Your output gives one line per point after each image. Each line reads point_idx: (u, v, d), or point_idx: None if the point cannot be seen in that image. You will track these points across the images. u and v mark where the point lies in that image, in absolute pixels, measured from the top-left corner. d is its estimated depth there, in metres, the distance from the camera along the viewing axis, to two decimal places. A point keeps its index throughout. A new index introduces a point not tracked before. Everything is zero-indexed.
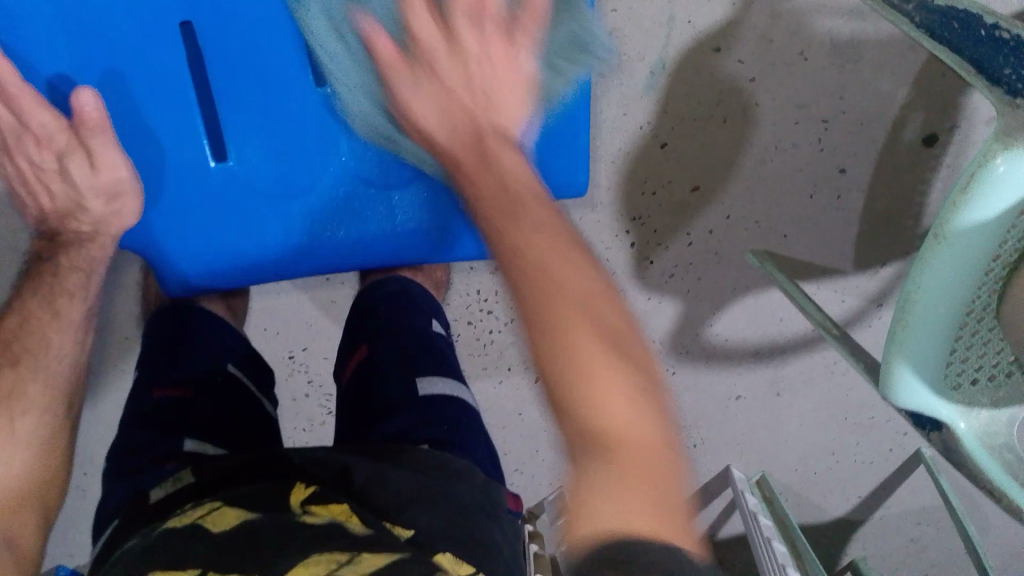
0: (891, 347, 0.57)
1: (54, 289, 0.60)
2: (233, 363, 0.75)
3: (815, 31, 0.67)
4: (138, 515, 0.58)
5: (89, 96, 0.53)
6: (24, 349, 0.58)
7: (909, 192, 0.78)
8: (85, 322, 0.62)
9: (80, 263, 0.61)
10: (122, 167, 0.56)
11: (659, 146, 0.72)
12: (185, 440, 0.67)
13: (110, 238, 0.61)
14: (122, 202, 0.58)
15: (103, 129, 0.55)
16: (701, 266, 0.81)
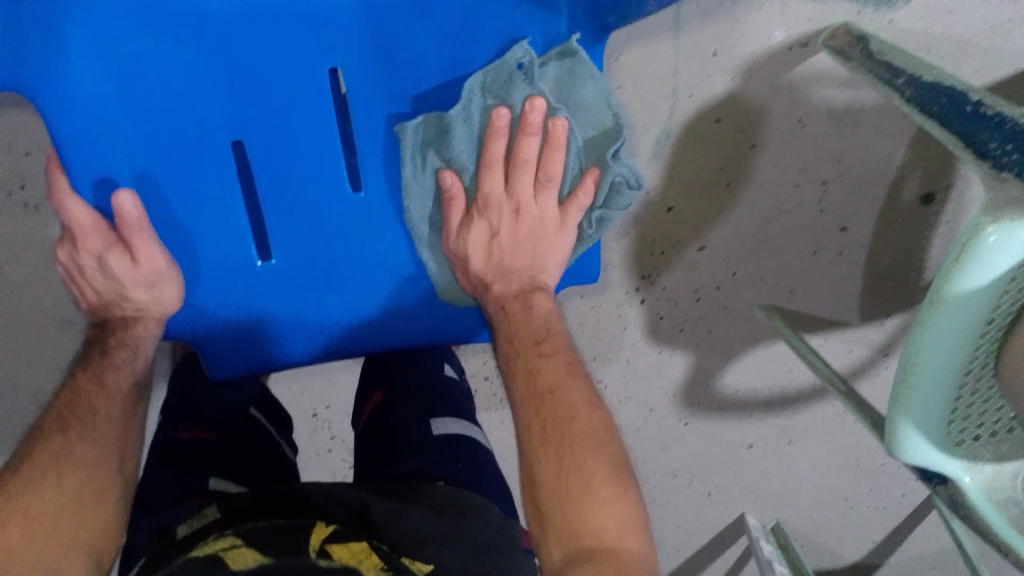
0: (895, 405, 0.60)
1: (102, 364, 0.65)
2: (255, 406, 0.81)
3: (812, 101, 0.70)
4: (161, 549, 0.60)
5: (129, 196, 0.56)
6: (76, 415, 0.61)
7: (912, 248, 0.80)
8: (131, 393, 0.66)
9: (126, 340, 0.66)
10: (161, 257, 0.60)
11: (665, 209, 0.75)
12: (210, 477, 0.70)
13: (155, 320, 0.65)
14: (160, 288, 0.62)
15: (140, 226, 0.58)
16: (712, 321, 0.84)
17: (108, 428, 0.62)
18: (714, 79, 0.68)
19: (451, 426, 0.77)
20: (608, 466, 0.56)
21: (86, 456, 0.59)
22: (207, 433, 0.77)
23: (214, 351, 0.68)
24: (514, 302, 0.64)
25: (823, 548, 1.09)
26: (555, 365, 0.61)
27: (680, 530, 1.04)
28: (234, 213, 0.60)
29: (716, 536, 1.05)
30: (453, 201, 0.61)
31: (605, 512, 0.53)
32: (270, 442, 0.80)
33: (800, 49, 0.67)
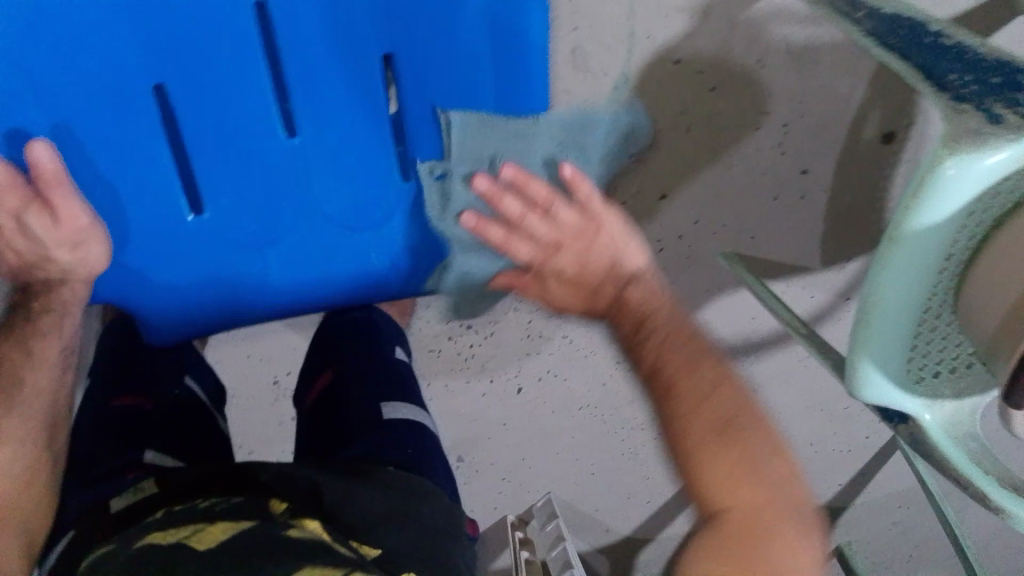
0: (854, 346, 0.59)
1: (28, 331, 0.65)
2: (191, 376, 0.79)
3: (770, 39, 0.68)
4: (98, 527, 0.59)
5: (43, 149, 0.53)
6: (3, 385, 0.63)
7: (872, 189, 0.80)
8: (56, 367, 0.67)
9: (52, 305, 0.65)
10: (83, 214, 0.58)
11: (626, 156, 0.73)
12: (146, 451, 0.72)
13: (81, 283, 0.63)
14: (87, 248, 0.60)
15: (59, 180, 0.55)
16: (675, 271, 0.83)
17: (38, 400, 0.65)
18: (671, 17, 0.66)
19: (401, 410, 0.75)
20: (708, 433, 0.71)
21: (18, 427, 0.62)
22: (145, 403, 0.77)
23: (144, 310, 0.66)
24: (619, 311, 0.79)
25: None
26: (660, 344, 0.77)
27: (649, 481, 1.04)
28: (159, 165, 0.57)
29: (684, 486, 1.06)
30: (524, 221, 0.65)
31: (722, 460, 0.70)
32: (211, 415, 0.80)
33: None
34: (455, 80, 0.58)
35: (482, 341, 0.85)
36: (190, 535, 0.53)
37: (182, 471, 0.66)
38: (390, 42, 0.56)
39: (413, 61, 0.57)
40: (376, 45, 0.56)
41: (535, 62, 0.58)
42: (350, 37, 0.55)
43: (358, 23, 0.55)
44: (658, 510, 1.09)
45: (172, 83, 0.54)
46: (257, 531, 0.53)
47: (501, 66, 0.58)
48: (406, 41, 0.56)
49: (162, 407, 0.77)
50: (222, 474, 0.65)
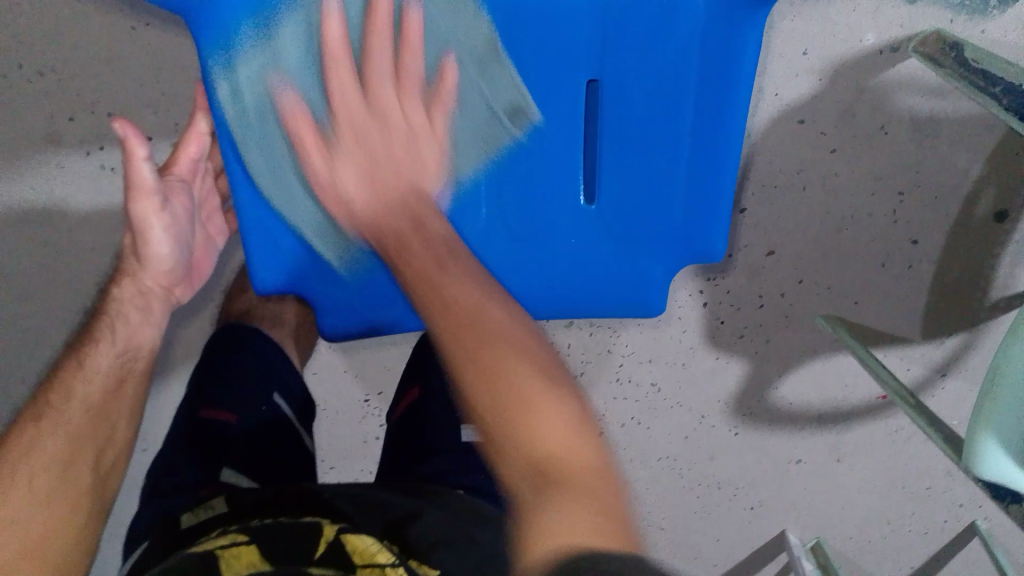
0: (976, 418, 0.59)
1: (87, 338, 0.65)
2: (278, 394, 0.80)
3: (895, 107, 0.69)
4: (166, 539, 0.62)
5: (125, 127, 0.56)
6: (49, 404, 0.62)
7: (979, 264, 0.79)
8: (115, 369, 0.65)
9: (110, 309, 0.66)
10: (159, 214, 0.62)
11: (738, 211, 0.74)
12: (222, 469, 0.72)
13: (137, 283, 0.66)
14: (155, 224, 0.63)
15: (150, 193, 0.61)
16: (771, 329, 0.82)
17: (84, 416, 0.62)
18: (801, 78, 0.67)
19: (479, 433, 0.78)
20: (530, 368, 0.48)
21: (76, 425, 0.61)
22: (229, 416, 0.78)
23: (325, 298, 0.64)
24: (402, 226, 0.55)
25: (860, 570, 1.06)
26: (422, 253, 0.54)
27: (718, 543, 1.02)
28: None
29: (750, 554, 1.03)
30: (307, 144, 0.55)
31: (553, 412, 0.47)
32: (298, 437, 0.80)
33: (890, 54, 0.67)
34: (656, 97, 0.57)
35: (571, 380, 0.86)
36: (220, 565, 0.52)
37: (251, 490, 0.67)
38: (599, 66, 0.56)
39: (617, 87, 0.57)
40: (581, 73, 0.56)
41: (739, 83, 0.56)
42: (557, 62, 0.56)
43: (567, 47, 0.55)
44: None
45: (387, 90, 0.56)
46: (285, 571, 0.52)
47: (704, 83, 0.56)
48: (614, 67, 0.56)
49: (245, 424, 0.78)
50: (285, 494, 0.65)
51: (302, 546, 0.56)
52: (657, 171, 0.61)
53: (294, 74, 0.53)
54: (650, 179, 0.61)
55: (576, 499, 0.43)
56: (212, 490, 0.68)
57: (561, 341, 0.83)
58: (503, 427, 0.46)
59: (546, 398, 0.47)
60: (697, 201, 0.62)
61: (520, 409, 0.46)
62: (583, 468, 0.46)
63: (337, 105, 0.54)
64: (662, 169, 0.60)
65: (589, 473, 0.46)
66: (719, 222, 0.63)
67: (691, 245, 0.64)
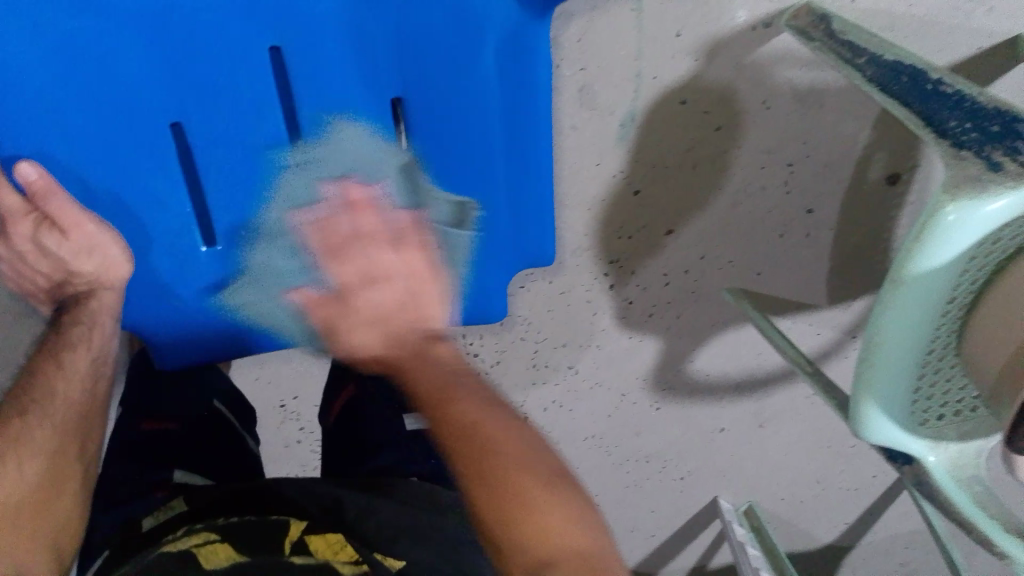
0: (857, 388, 0.60)
1: (58, 344, 0.66)
2: (219, 398, 0.77)
3: (776, 81, 0.69)
4: (129, 556, 0.57)
5: (30, 168, 0.55)
6: (36, 401, 0.64)
7: (877, 228, 0.81)
8: (92, 370, 0.68)
9: (81, 316, 0.66)
10: (89, 222, 0.60)
11: (632, 193, 0.74)
12: (174, 470, 0.73)
13: (109, 288, 0.64)
14: (103, 252, 0.62)
15: (56, 193, 0.57)
16: (680, 305, 0.83)
17: (68, 413, 0.66)
18: (679, 60, 0.67)
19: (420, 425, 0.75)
20: (542, 484, 0.54)
21: (44, 440, 0.63)
22: (171, 424, 0.76)
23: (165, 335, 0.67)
24: (414, 361, 0.57)
25: (796, 528, 1.10)
26: (477, 398, 0.57)
27: (654, 515, 1.04)
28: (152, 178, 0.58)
29: (688, 520, 1.06)
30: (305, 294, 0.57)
31: (553, 513, 0.53)
32: (240, 437, 0.79)
33: (764, 30, 0.66)
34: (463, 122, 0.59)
35: (489, 368, 0.86)
36: (197, 561, 0.51)
37: (202, 502, 0.63)
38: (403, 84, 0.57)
39: (422, 102, 0.58)
40: (383, 93, 0.57)
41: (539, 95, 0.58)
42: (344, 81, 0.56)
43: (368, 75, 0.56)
44: (663, 544, 1.09)
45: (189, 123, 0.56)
46: (261, 561, 0.51)
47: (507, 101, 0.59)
48: (420, 88, 0.57)
49: (186, 430, 0.76)
50: (243, 501, 0.63)
51: (268, 544, 0.54)
52: (477, 180, 0.63)
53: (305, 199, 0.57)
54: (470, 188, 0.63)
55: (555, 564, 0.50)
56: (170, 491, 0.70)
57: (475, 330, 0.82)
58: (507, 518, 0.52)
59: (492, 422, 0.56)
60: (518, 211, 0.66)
61: (487, 456, 0.54)
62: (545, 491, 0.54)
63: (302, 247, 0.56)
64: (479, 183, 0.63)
65: (576, 561, 0.51)
66: (547, 230, 0.67)
67: (524, 246, 0.68)
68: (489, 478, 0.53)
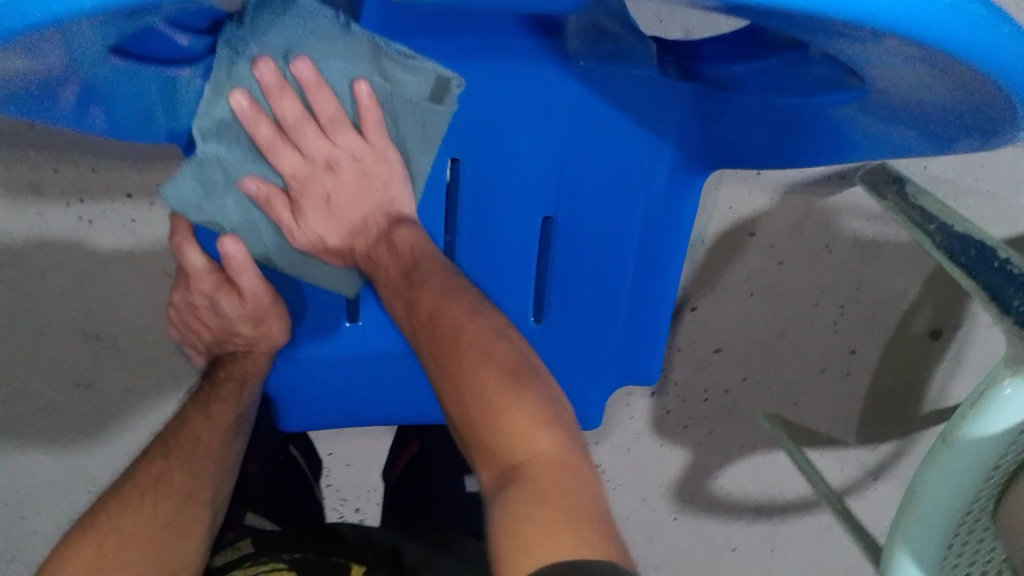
0: (893, 535, 0.62)
1: (210, 396, 0.62)
2: (295, 445, 0.78)
3: (840, 229, 0.74)
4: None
5: (234, 242, 0.54)
6: (180, 442, 0.59)
7: (912, 378, 0.84)
8: (239, 426, 0.63)
9: (234, 373, 0.63)
10: (265, 294, 0.59)
11: (689, 309, 0.78)
12: (246, 512, 0.71)
13: (264, 353, 0.62)
14: (267, 324, 0.61)
15: (247, 269, 0.56)
16: (715, 421, 0.85)
17: (209, 460, 0.60)
18: (756, 195, 0.71)
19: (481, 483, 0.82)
20: (500, 373, 0.48)
21: (181, 483, 0.57)
22: (250, 465, 0.74)
23: (298, 401, 0.62)
24: (378, 246, 0.57)
25: None
26: (434, 285, 0.53)
27: None
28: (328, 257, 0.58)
29: None
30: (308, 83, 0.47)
31: (521, 406, 0.46)
32: (307, 488, 0.78)
33: (838, 180, 0.71)
34: (593, 243, 0.58)
35: None
36: None
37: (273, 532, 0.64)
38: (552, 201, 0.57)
39: (571, 226, 0.58)
40: (539, 207, 0.57)
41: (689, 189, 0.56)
42: (519, 191, 0.56)
43: (523, 191, 0.56)
44: None
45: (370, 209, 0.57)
46: None
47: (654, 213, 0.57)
48: (568, 204, 0.57)
49: (265, 472, 0.74)
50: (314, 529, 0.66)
51: None
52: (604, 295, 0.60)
53: (352, 67, 0.47)
54: (592, 294, 0.60)
55: (541, 496, 0.42)
56: (241, 531, 0.64)
57: None
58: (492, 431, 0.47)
59: (528, 381, 0.48)
60: (637, 326, 0.62)
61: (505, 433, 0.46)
62: (547, 455, 0.45)
63: (358, 103, 0.50)
64: (608, 286, 0.60)
65: (547, 464, 0.44)
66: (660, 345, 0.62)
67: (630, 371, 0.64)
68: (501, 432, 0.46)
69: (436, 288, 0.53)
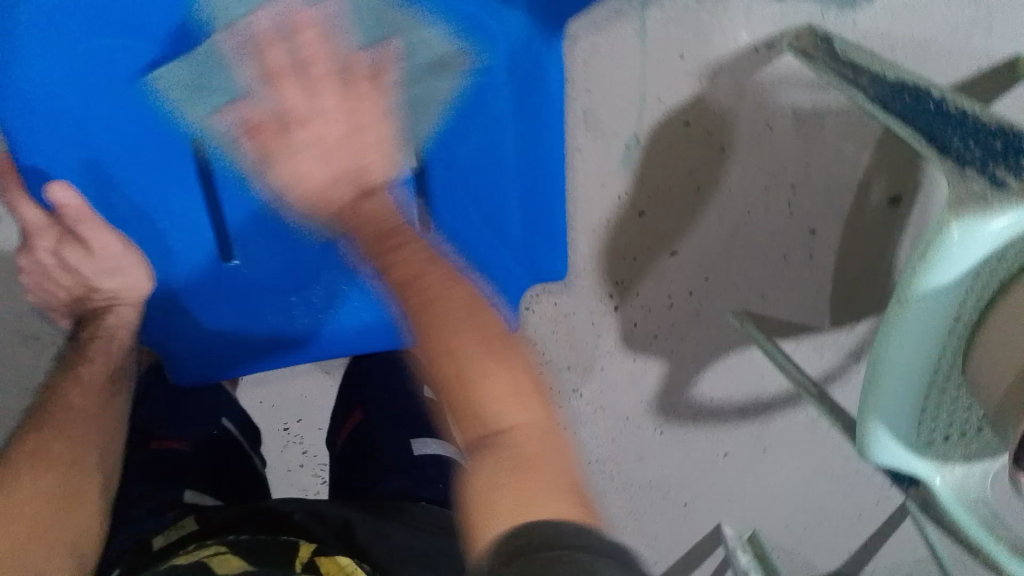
0: (864, 406, 0.59)
1: (76, 358, 0.67)
2: (228, 419, 0.75)
3: (778, 104, 0.70)
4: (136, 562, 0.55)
5: (65, 190, 0.55)
6: (54, 412, 0.63)
7: (879, 252, 0.81)
8: (108, 383, 0.67)
9: (99, 331, 0.67)
10: (116, 243, 0.60)
11: (636, 215, 0.75)
12: (185, 490, 0.69)
13: (130, 306, 0.65)
14: (128, 273, 0.62)
15: (88, 216, 0.57)
16: (684, 328, 0.83)
17: (91, 423, 0.64)
18: (682, 81, 0.68)
19: (430, 446, 0.73)
20: (512, 395, 0.47)
21: (60, 452, 0.60)
22: (181, 443, 0.73)
23: (188, 345, 0.67)
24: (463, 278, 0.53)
25: (802, 557, 1.09)
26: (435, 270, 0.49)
27: (657, 543, 1.03)
28: (188, 198, 0.58)
29: (691, 549, 1.05)
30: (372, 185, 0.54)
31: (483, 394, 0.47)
32: (248, 456, 0.77)
33: (765, 52, 0.68)
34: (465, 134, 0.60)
35: None
36: None
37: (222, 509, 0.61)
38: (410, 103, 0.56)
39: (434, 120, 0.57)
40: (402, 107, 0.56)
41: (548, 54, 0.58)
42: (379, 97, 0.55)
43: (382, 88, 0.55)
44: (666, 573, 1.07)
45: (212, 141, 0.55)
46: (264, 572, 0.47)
47: (517, 85, 0.59)
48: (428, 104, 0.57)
49: (199, 449, 0.73)
50: (257, 514, 0.58)
51: (276, 558, 0.50)
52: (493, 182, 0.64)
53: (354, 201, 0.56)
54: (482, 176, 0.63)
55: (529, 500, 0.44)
56: (179, 509, 0.65)
57: None
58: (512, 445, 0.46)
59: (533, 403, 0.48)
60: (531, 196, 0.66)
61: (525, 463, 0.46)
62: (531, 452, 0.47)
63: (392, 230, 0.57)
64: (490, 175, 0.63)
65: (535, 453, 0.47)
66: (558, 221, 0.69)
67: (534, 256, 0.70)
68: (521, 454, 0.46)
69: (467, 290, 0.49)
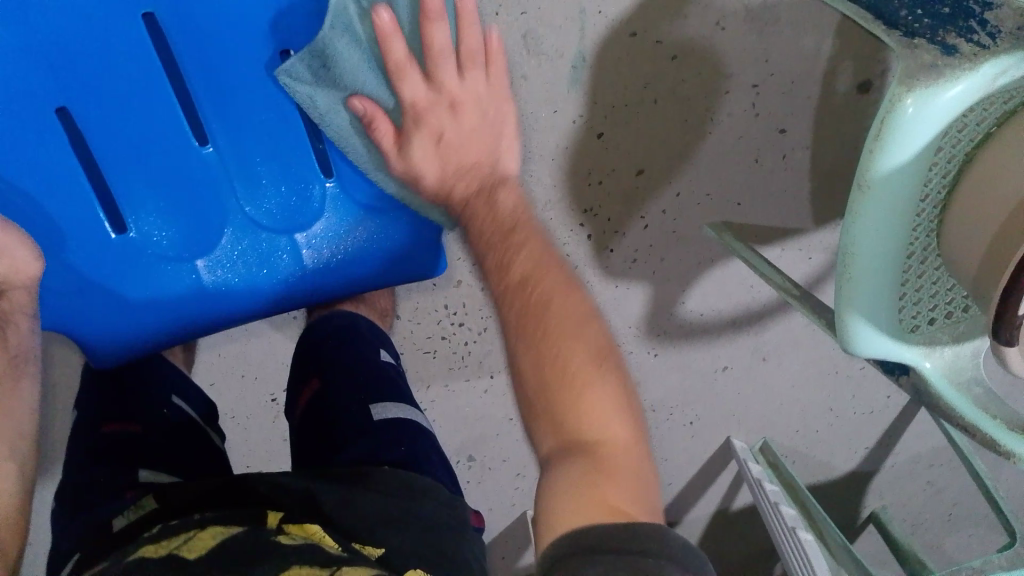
0: (839, 300, 0.57)
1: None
2: (176, 395, 0.73)
3: (727, 1, 0.67)
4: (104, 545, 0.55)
5: None
6: None
7: (853, 143, 0.78)
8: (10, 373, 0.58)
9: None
10: None
11: (595, 137, 0.72)
12: (140, 470, 0.64)
13: (22, 290, 0.55)
14: (10, 253, 0.53)
15: None
16: (662, 248, 0.82)
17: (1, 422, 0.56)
18: None
19: (391, 410, 0.69)
20: (586, 353, 0.51)
21: None
22: (134, 425, 0.69)
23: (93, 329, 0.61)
24: (476, 198, 0.62)
25: (818, 461, 1.08)
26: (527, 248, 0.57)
27: (669, 464, 1.03)
28: (68, 173, 0.55)
29: (704, 465, 1.04)
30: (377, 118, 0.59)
31: (592, 390, 0.49)
32: (204, 432, 0.74)
33: None
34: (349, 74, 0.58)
35: (477, 337, 0.84)
36: (175, 548, 0.46)
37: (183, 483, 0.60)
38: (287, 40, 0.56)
39: None
40: (275, 44, 0.56)
41: None
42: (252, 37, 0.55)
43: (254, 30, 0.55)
44: (681, 492, 1.07)
45: (77, 106, 0.53)
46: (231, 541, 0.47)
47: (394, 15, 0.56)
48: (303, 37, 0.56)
49: (154, 428, 0.69)
50: (226, 482, 0.59)
51: (245, 526, 0.51)
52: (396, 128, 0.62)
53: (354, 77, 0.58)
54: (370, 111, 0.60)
55: (590, 470, 0.46)
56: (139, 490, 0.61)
57: (455, 301, 0.80)
58: (581, 399, 0.49)
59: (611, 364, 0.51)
60: None
61: (581, 408, 0.49)
62: (614, 446, 0.48)
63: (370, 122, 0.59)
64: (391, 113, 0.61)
65: (615, 446, 0.48)
66: None
67: None
68: (570, 403, 0.49)
69: (529, 258, 0.56)
